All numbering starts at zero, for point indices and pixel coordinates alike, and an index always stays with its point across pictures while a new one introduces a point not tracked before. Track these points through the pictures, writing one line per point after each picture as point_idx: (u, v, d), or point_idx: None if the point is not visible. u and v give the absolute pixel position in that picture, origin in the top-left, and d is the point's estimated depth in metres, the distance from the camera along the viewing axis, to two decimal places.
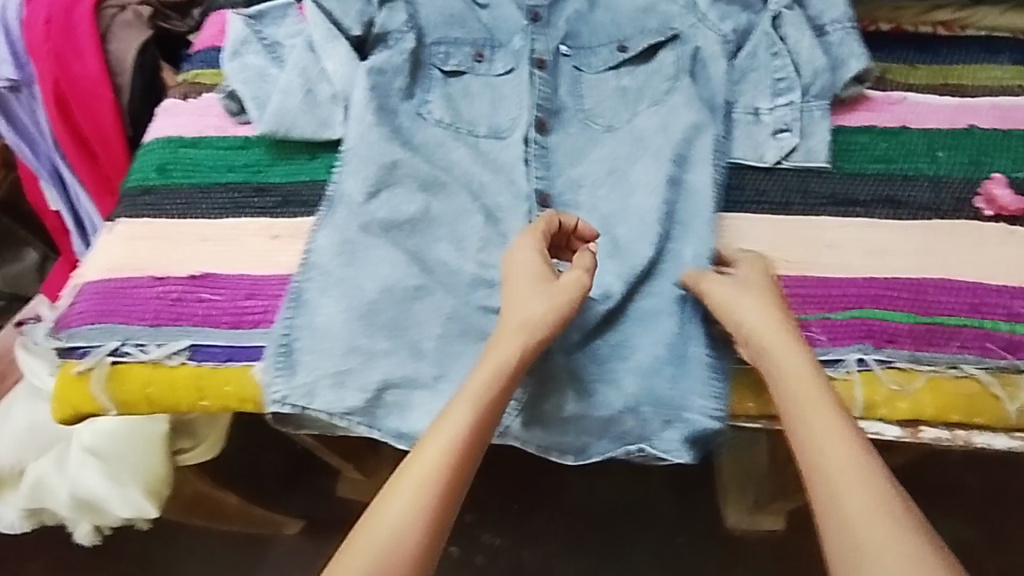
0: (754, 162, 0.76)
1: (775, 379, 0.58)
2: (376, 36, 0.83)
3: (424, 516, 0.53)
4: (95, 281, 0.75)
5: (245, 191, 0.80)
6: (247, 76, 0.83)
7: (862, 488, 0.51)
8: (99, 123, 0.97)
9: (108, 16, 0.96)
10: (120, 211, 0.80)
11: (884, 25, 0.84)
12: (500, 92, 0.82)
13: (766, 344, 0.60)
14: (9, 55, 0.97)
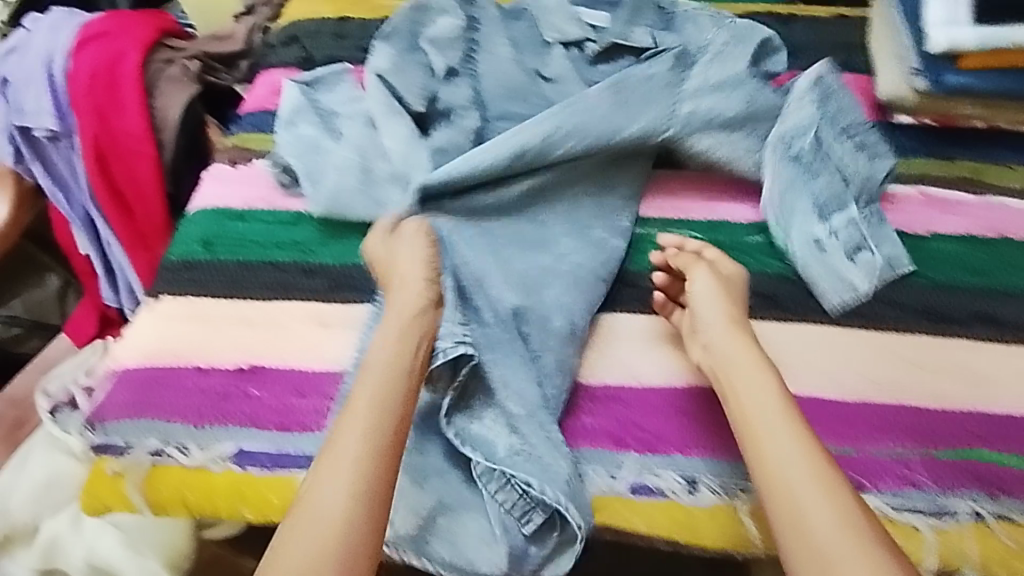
0: (848, 295, 0.69)
1: (736, 396, 0.61)
2: (437, 112, 0.79)
3: (361, 516, 0.54)
4: (135, 369, 0.70)
5: (294, 271, 0.75)
6: (299, 147, 0.78)
7: (823, 502, 0.54)
8: (140, 180, 0.92)
9: (155, 70, 0.92)
10: (160, 286, 0.76)
11: (977, 122, 0.79)
12: (565, 177, 0.76)
13: (728, 362, 0.62)
14: (51, 105, 0.92)
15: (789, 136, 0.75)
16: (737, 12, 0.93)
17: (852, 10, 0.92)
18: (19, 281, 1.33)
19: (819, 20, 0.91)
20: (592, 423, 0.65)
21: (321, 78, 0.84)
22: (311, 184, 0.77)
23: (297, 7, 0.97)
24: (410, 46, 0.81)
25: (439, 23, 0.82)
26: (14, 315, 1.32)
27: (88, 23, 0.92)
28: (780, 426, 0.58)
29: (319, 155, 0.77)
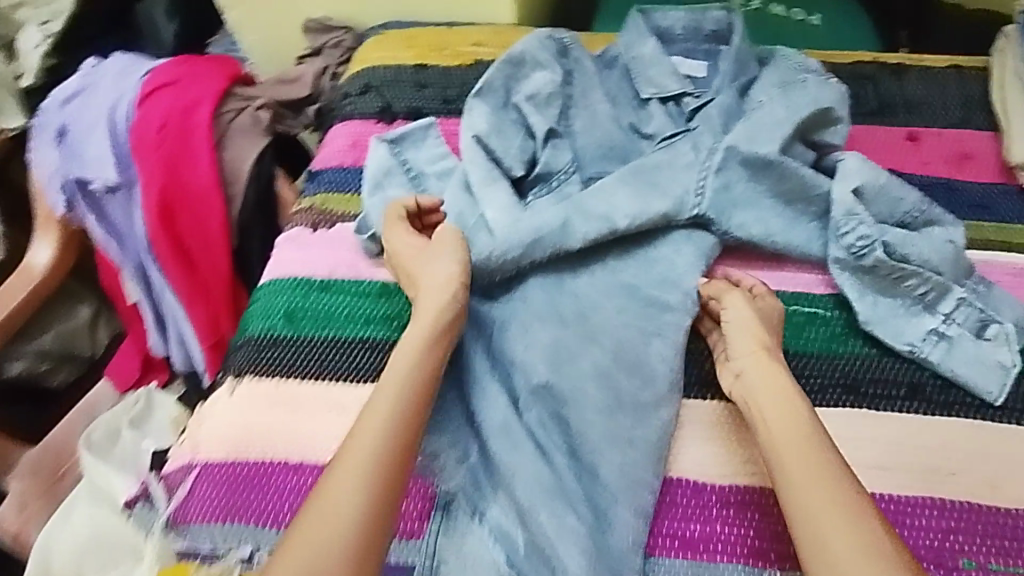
0: (991, 393, 0.64)
1: (752, 403, 0.59)
2: (536, 176, 0.74)
3: (365, 509, 0.52)
4: (218, 463, 0.65)
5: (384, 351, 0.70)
6: (389, 214, 0.73)
7: (828, 508, 0.52)
8: (206, 237, 0.87)
9: (225, 121, 0.86)
10: (239, 364, 0.70)
11: None
12: (678, 246, 0.69)
13: (749, 370, 0.61)
14: (111, 156, 0.86)
15: (839, 222, 0.69)
16: (841, 61, 0.88)
17: (967, 60, 0.87)
18: (51, 312, 1.30)
19: (932, 71, 0.86)
20: (690, 532, 0.58)
21: (409, 135, 0.77)
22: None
23: (369, 51, 0.92)
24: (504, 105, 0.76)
25: (533, 78, 0.78)
26: (45, 347, 1.29)
27: (158, 70, 0.87)
28: (786, 431, 0.56)
29: (406, 228, 0.73)
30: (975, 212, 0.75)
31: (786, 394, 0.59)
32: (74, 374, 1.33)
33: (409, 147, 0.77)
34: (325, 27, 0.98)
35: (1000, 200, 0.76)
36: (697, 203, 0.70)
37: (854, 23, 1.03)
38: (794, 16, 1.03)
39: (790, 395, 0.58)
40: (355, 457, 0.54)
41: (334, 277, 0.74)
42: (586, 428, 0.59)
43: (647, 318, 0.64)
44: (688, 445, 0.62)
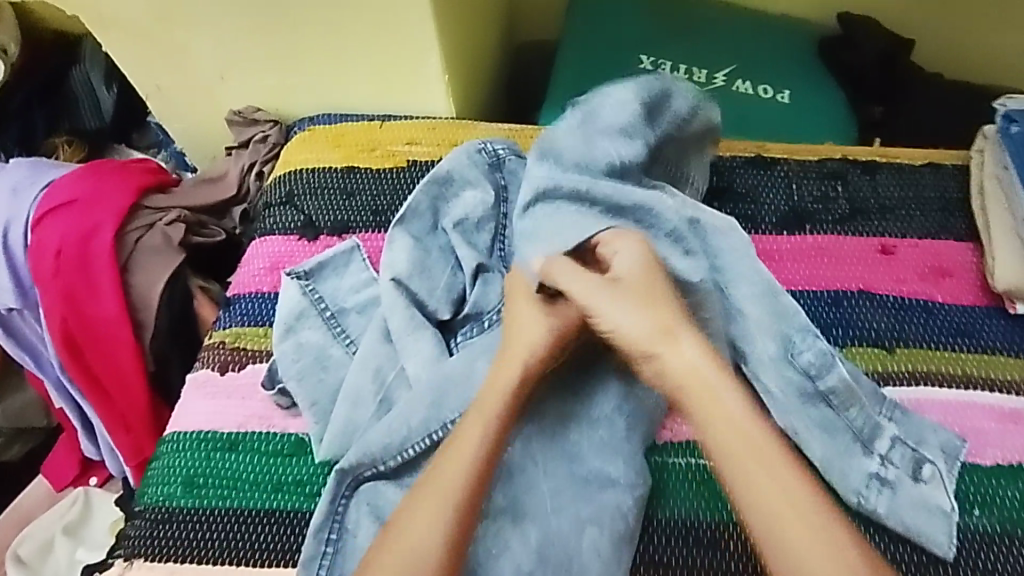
0: (940, 549, 0.58)
1: (696, 410, 0.55)
2: (466, 316, 0.66)
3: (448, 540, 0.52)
4: None
5: (291, 523, 0.62)
6: (302, 365, 0.66)
7: (796, 517, 0.50)
8: (117, 365, 0.80)
9: (132, 240, 0.79)
10: (132, 543, 0.63)
11: None
12: (619, 394, 0.62)
13: (687, 371, 0.55)
14: (10, 282, 0.80)
15: (790, 339, 0.63)
16: (807, 157, 0.80)
17: (943, 156, 0.79)
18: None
19: (907, 170, 0.78)
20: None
21: (326, 266, 0.70)
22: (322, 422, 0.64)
23: (294, 152, 0.84)
24: (427, 231, 0.69)
25: (461, 198, 0.70)
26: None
27: (57, 187, 0.80)
28: (783, 471, 0.52)
29: (320, 380, 0.65)
30: (955, 341, 0.68)
31: (734, 393, 0.54)
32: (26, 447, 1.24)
33: (326, 280, 0.70)
34: (249, 120, 0.89)
35: (981, 325, 0.69)
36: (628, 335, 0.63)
37: (825, 98, 0.95)
38: (760, 93, 0.95)
39: (738, 393, 0.55)
40: (438, 487, 0.54)
41: (242, 431, 0.67)
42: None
43: (584, 500, 0.58)
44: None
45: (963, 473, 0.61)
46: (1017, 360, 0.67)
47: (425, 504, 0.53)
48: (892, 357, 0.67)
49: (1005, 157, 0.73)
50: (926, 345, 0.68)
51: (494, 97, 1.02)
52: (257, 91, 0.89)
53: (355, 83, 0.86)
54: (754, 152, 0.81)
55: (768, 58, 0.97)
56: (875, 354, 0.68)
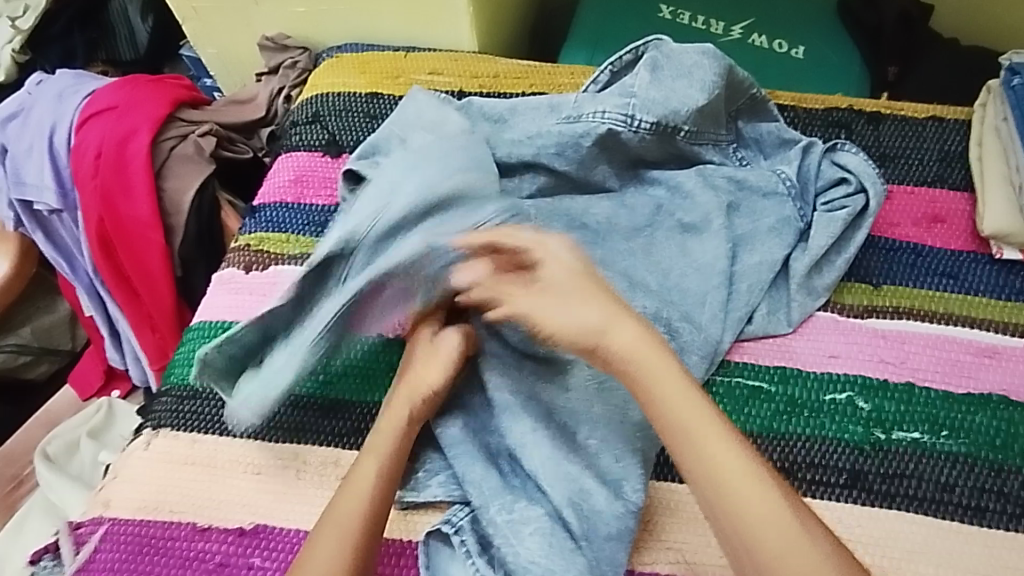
0: (926, 492, 0.61)
1: (638, 389, 0.58)
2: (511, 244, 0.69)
3: (349, 554, 0.55)
4: (126, 523, 0.63)
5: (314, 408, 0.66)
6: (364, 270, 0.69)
7: (753, 494, 0.53)
8: (147, 266, 0.86)
9: (165, 149, 0.84)
10: (160, 416, 0.68)
11: None
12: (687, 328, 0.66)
13: (617, 357, 0.59)
14: (52, 181, 0.85)
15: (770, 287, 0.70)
16: (814, 105, 0.83)
17: (948, 110, 0.82)
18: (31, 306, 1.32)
19: (912, 122, 0.81)
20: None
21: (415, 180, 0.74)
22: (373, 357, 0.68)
23: (322, 76, 0.88)
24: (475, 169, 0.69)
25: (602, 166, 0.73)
26: (23, 341, 1.30)
27: (97, 96, 0.85)
28: (717, 447, 0.55)
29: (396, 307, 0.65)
30: (941, 283, 0.71)
31: (680, 373, 0.58)
32: (54, 366, 1.34)
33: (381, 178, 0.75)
34: (280, 47, 0.94)
35: (968, 268, 0.72)
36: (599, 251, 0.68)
37: (841, 57, 0.96)
38: (776, 48, 0.97)
39: (680, 370, 0.58)
40: (335, 519, 0.57)
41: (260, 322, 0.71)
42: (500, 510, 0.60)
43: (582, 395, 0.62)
44: (656, 535, 0.61)
45: (936, 399, 0.65)
46: (1001, 303, 0.70)
47: (320, 538, 0.56)
48: (879, 292, 0.71)
49: (1005, 108, 0.76)
50: (913, 284, 0.71)
51: (517, 42, 1.05)
52: (287, 18, 0.93)
53: (382, 13, 0.90)
54: None
55: (788, 15, 0.99)
56: (863, 288, 0.71)
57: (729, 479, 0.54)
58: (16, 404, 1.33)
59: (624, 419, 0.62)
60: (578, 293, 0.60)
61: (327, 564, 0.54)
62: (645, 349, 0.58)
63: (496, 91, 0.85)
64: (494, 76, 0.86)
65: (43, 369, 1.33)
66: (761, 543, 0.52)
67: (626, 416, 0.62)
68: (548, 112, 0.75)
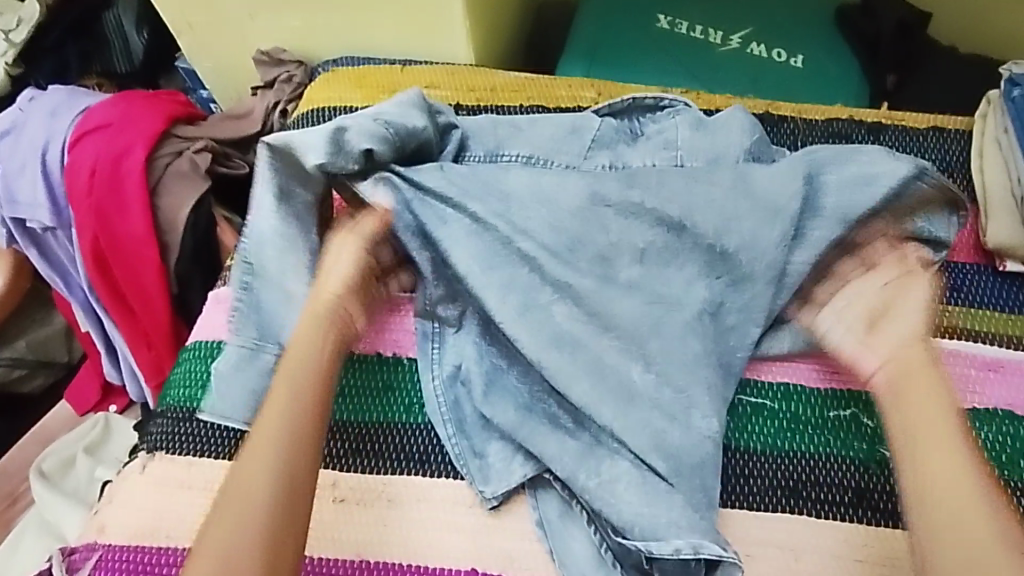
0: None
1: (898, 412, 0.60)
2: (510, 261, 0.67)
3: (278, 475, 0.56)
4: (122, 549, 0.62)
5: (263, 363, 0.67)
6: (278, 243, 0.69)
7: (969, 507, 0.53)
8: (143, 283, 0.85)
9: (161, 166, 0.83)
10: (155, 439, 0.67)
11: None
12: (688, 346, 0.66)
13: (891, 387, 0.61)
14: (45, 199, 0.84)
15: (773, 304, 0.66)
16: (814, 116, 0.83)
17: (948, 120, 0.81)
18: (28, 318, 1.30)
19: (912, 133, 0.80)
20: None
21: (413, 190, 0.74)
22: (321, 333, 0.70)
23: (317, 91, 0.87)
24: (380, 135, 0.68)
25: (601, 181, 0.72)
26: (18, 355, 1.28)
27: (91, 112, 0.84)
28: (953, 464, 0.56)
29: (285, 247, 0.69)
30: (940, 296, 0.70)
31: (946, 396, 0.60)
32: (50, 378, 1.33)
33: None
34: (276, 61, 0.93)
35: (969, 282, 0.71)
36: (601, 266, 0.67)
37: (841, 66, 0.96)
38: (774, 57, 0.96)
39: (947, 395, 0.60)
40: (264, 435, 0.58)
41: (234, 328, 0.68)
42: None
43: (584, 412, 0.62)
44: None
45: None
46: (1005, 316, 0.69)
47: (253, 454, 0.57)
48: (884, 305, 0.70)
49: (1007, 121, 0.74)
50: None
51: (514, 53, 1.05)
52: (283, 32, 0.92)
53: (378, 27, 0.89)
54: (764, 109, 0.83)
55: (787, 23, 0.98)
56: None
57: (950, 493, 0.54)
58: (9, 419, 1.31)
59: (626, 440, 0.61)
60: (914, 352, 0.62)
61: (256, 482, 0.56)
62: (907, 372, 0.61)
63: (494, 104, 0.84)
64: (492, 89, 0.86)
65: (40, 383, 1.32)
66: (969, 552, 0.52)
67: (631, 437, 0.61)
68: (571, 134, 0.76)
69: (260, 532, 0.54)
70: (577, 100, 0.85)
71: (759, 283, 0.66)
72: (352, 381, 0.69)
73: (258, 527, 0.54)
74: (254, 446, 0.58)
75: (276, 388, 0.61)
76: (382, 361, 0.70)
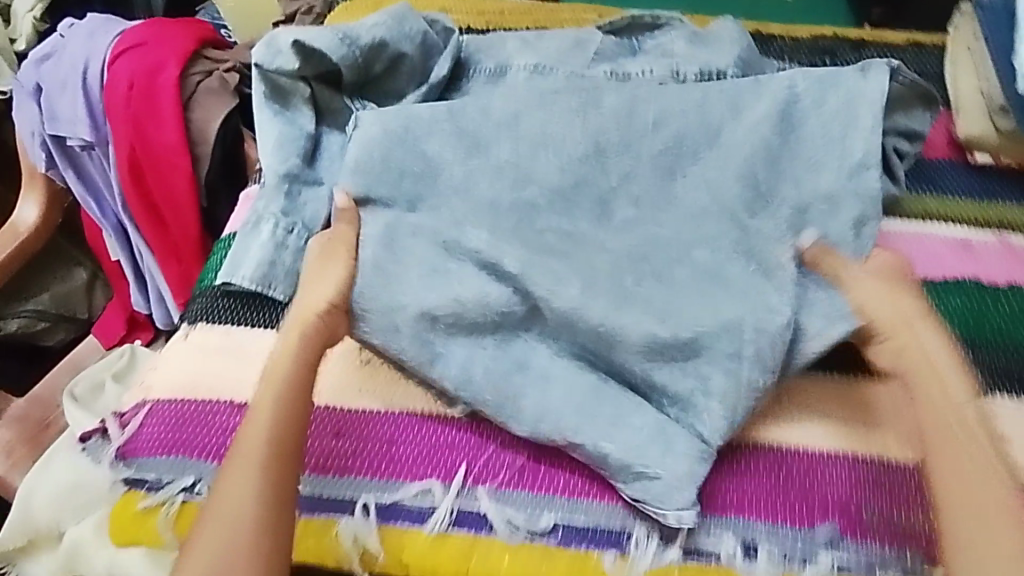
0: None
1: (921, 402, 0.59)
2: (519, 148, 0.72)
3: (257, 491, 0.57)
4: (167, 403, 0.68)
5: (249, 221, 0.73)
6: (261, 133, 0.77)
7: (983, 498, 0.54)
8: (174, 194, 0.92)
9: (193, 82, 0.90)
10: (195, 313, 0.73)
11: (1006, 159, 0.75)
12: None
13: (923, 372, 0.60)
14: (85, 115, 0.91)
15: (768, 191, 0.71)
16: (801, 35, 0.89)
17: (926, 37, 0.87)
18: (51, 274, 1.41)
19: (891, 48, 0.86)
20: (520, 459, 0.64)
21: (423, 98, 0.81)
22: (310, 208, 0.75)
23: (338, 18, 0.94)
24: (338, 48, 0.76)
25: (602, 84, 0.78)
26: (43, 307, 1.39)
27: (128, 32, 0.91)
28: (976, 456, 0.56)
29: (265, 133, 0.76)
30: (920, 187, 0.76)
31: (958, 387, 0.59)
32: (69, 334, 1.42)
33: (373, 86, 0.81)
34: None
35: (946, 174, 0.76)
36: (607, 150, 0.73)
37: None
38: None
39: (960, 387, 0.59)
40: (242, 451, 0.59)
41: (242, 220, 0.74)
42: (519, 385, 0.64)
43: (588, 274, 0.66)
44: None
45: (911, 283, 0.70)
46: (978, 202, 0.74)
47: (231, 474, 0.58)
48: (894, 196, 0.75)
49: (976, 29, 0.80)
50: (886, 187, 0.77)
51: None
52: None
53: None
54: (755, 29, 0.89)
55: None
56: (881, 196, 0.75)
57: (971, 486, 0.55)
58: (38, 364, 1.42)
59: (628, 302, 0.65)
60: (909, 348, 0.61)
61: (234, 503, 0.57)
62: (908, 346, 0.61)
63: (502, 26, 0.91)
64: (500, 13, 0.92)
65: (59, 337, 1.42)
66: (981, 548, 0.52)
67: (635, 326, 0.63)
68: (576, 46, 0.82)
69: (245, 550, 0.55)
70: (579, 21, 0.91)
71: (751, 167, 0.71)
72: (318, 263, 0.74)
73: (245, 523, 0.56)
74: (233, 465, 0.59)
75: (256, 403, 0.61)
76: None
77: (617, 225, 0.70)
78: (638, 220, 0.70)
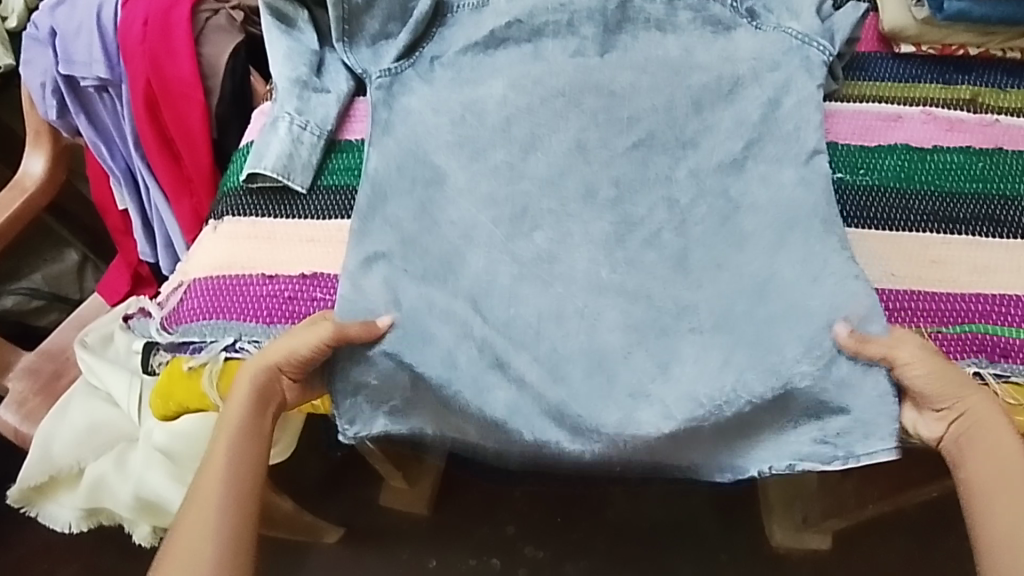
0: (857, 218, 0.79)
1: (972, 456, 0.66)
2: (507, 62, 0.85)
3: (218, 534, 0.65)
4: (204, 281, 0.79)
5: (268, 123, 0.81)
6: (272, 49, 0.85)
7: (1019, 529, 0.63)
8: (187, 124, 0.98)
9: (202, 19, 0.98)
10: (223, 209, 0.82)
11: (927, 47, 0.87)
12: (654, 114, 0.82)
13: (972, 426, 0.67)
14: (101, 53, 0.98)
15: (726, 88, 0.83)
16: None
17: None
18: (40, 255, 1.42)
19: None
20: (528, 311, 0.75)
21: (414, 34, 0.86)
22: (321, 110, 0.83)
23: None
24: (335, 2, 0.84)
25: None
26: (36, 286, 1.40)
27: None
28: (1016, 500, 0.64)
29: (275, 48, 0.85)
30: (856, 74, 0.87)
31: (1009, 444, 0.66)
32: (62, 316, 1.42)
33: (359, 17, 0.85)
34: None
35: (877, 62, 0.88)
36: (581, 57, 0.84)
37: None
38: None
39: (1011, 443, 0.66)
40: (203, 493, 0.66)
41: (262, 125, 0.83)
42: (526, 252, 0.77)
43: (572, 166, 0.80)
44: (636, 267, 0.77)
45: (849, 149, 0.83)
46: (904, 85, 0.86)
47: (195, 515, 0.66)
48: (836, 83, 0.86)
49: None
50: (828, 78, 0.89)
51: None
52: None
53: None
54: None
55: None
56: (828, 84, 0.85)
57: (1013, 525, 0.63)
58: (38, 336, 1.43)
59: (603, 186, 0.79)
60: (961, 389, 0.67)
61: (201, 543, 0.64)
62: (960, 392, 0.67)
63: None
64: None
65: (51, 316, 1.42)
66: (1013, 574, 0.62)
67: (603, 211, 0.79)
68: None
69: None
70: None
71: (705, 70, 0.83)
72: (332, 160, 0.84)
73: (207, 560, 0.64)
74: (195, 505, 0.66)
75: (198, 487, 0.67)
76: (352, 144, 0.84)
77: (598, 120, 0.82)
78: (614, 116, 0.82)
